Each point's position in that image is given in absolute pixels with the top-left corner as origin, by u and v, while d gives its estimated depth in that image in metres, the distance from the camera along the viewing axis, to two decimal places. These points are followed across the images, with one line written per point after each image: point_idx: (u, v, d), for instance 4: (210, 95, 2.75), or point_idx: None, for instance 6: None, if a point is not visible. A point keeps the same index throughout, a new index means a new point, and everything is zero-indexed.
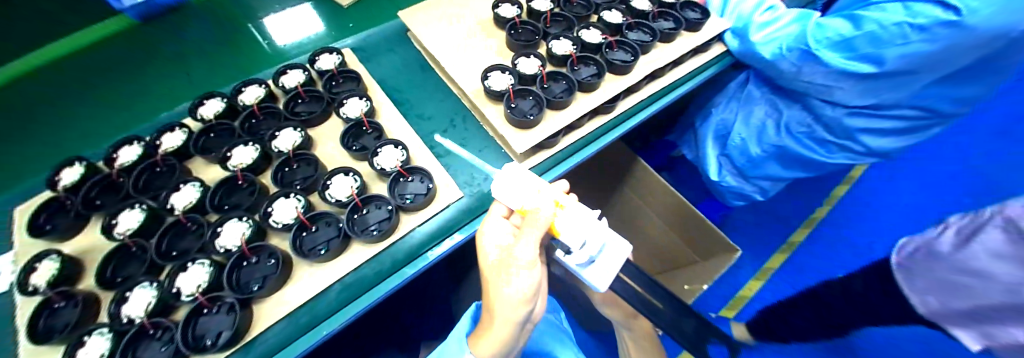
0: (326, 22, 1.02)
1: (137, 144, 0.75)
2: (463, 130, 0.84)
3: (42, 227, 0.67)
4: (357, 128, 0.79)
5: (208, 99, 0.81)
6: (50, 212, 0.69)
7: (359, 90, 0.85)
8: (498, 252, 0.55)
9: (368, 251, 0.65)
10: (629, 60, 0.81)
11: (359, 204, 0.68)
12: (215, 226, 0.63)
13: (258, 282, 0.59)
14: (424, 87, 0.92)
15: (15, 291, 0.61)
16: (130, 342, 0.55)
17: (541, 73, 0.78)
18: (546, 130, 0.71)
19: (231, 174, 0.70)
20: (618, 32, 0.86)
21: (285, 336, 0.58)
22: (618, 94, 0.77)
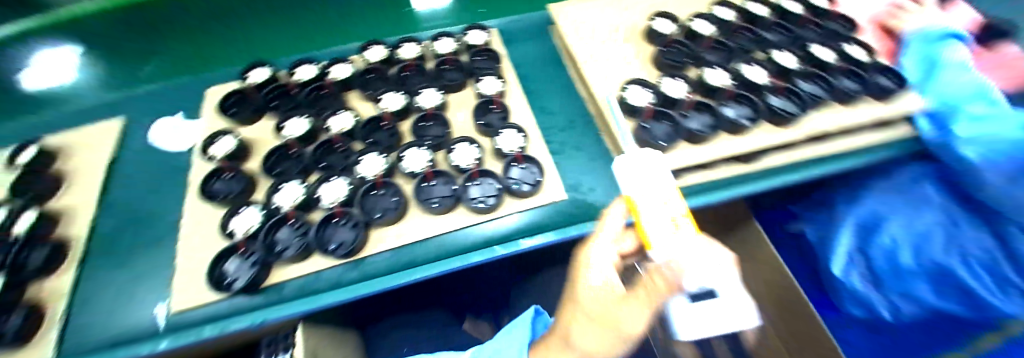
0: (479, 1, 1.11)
1: (313, 65, 0.88)
2: (581, 134, 0.83)
3: (229, 110, 0.81)
4: (486, 106, 0.82)
5: (372, 47, 0.91)
6: (236, 99, 0.84)
7: (495, 70, 0.89)
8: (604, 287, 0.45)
9: (472, 218, 0.68)
10: (795, 109, 0.71)
11: (474, 174, 0.71)
12: (358, 154, 0.73)
13: (381, 213, 0.66)
14: (553, 81, 0.92)
15: (199, 152, 0.76)
16: (273, 226, 0.63)
17: (687, 99, 0.73)
18: (674, 160, 0.66)
19: (378, 114, 0.79)
20: (787, 76, 0.78)
21: (385, 265, 0.64)
22: (769, 147, 0.68)
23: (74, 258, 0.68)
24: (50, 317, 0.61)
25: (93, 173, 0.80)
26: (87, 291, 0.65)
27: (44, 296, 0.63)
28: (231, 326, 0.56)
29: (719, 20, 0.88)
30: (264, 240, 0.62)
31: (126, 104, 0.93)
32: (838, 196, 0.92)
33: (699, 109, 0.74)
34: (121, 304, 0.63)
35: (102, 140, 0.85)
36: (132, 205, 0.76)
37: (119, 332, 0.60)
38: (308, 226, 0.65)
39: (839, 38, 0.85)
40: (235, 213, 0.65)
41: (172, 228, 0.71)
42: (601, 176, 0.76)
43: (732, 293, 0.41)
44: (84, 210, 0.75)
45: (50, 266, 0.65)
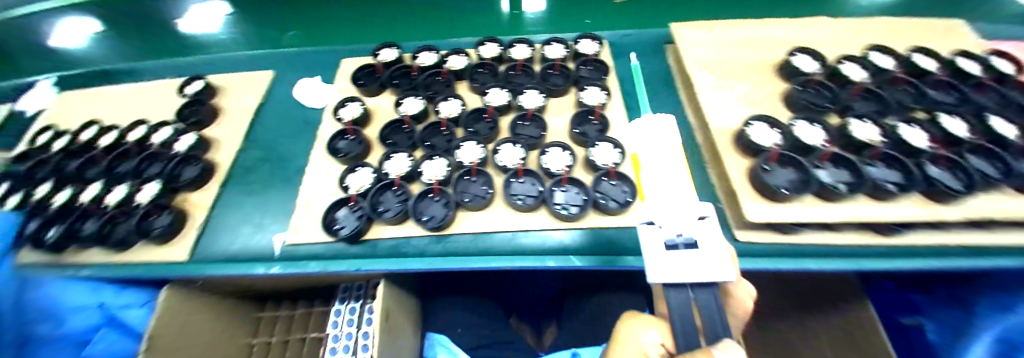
0: (593, 12, 1.10)
1: (432, 53, 0.92)
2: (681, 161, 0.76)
3: (358, 81, 0.90)
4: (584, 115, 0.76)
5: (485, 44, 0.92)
6: (365, 71, 0.92)
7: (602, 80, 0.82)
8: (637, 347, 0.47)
9: (555, 224, 0.67)
10: (961, 187, 0.59)
11: (564, 180, 0.69)
12: (459, 141, 0.76)
13: (470, 198, 0.70)
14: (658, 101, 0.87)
15: (327, 111, 0.86)
16: (381, 188, 0.70)
17: (824, 149, 0.63)
18: (798, 212, 0.57)
19: (483, 107, 0.81)
20: (955, 144, 0.66)
21: (467, 244, 0.67)
22: (918, 223, 0.57)
23: (216, 180, 0.79)
24: (191, 224, 0.73)
25: (238, 109, 0.92)
26: (218, 209, 0.76)
27: (189, 207, 0.76)
28: (334, 266, 0.64)
29: (877, 68, 0.77)
30: (369, 201, 0.68)
31: (273, 60, 1.06)
32: (980, 300, 0.72)
33: (834, 159, 0.64)
34: (243, 228, 0.73)
35: (251, 84, 0.98)
36: (262, 143, 0.86)
37: (238, 251, 0.70)
38: (409, 195, 0.71)
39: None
40: (350, 171, 0.73)
41: (295, 172, 0.80)
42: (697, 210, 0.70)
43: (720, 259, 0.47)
44: (228, 140, 0.86)
45: (197, 183, 0.77)
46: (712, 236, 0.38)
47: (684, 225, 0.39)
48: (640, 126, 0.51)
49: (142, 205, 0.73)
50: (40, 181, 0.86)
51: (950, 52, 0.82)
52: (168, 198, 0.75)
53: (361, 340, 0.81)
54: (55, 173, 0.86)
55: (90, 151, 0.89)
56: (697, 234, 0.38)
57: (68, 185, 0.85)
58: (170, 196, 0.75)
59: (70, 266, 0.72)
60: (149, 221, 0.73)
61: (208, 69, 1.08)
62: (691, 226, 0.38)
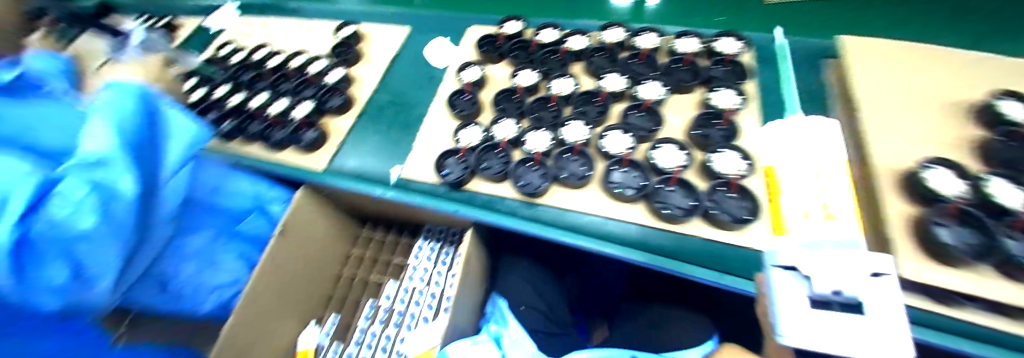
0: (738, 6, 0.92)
1: (554, 31, 0.90)
2: None
3: (480, 49, 0.94)
4: (710, 118, 0.70)
5: (610, 28, 0.86)
6: (487, 40, 0.95)
7: (736, 86, 0.72)
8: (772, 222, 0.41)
9: (649, 221, 0.64)
10: None
11: (674, 180, 0.65)
12: (565, 120, 0.75)
13: (567, 175, 0.70)
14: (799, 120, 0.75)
15: (450, 70, 0.93)
16: (489, 146, 0.75)
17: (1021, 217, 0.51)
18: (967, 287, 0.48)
19: (596, 89, 0.77)
20: None
21: (556, 216, 0.69)
22: None
23: (353, 111, 0.92)
24: (328, 142, 0.87)
25: (378, 56, 1.03)
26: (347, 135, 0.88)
27: (329, 129, 0.89)
28: (437, 204, 0.73)
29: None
30: (474, 158, 0.75)
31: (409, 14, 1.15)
32: None
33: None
34: (368, 155, 0.84)
35: (389, 35, 1.08)
36: (390, 87, 0.96)
37: (360, 172, 0.82)
38: (512, 160, 0.74)
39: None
40: (463, 127, 0.79)
41: (412, 119, 0.88)
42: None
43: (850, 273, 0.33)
44: (366, 80, 0.98)
45: (342, 110, 0.91)
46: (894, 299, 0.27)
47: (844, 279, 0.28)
48: (781, 128, 0.46)
49: (297, 119, 0.88)
50: (219, 83, 1.03)
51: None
52: (316, 117, 0.90)
53: (435, 276, 0.93)
54: (234, 80, 1.03)
55: (261, 68, 1.06)
56: (874, 292, 0.27)
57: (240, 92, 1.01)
58: (317, 117, 0.90)
59: (237, 155, 0.90)
60: (297, 134, 0.87)
61: (355, 15, 1.21)
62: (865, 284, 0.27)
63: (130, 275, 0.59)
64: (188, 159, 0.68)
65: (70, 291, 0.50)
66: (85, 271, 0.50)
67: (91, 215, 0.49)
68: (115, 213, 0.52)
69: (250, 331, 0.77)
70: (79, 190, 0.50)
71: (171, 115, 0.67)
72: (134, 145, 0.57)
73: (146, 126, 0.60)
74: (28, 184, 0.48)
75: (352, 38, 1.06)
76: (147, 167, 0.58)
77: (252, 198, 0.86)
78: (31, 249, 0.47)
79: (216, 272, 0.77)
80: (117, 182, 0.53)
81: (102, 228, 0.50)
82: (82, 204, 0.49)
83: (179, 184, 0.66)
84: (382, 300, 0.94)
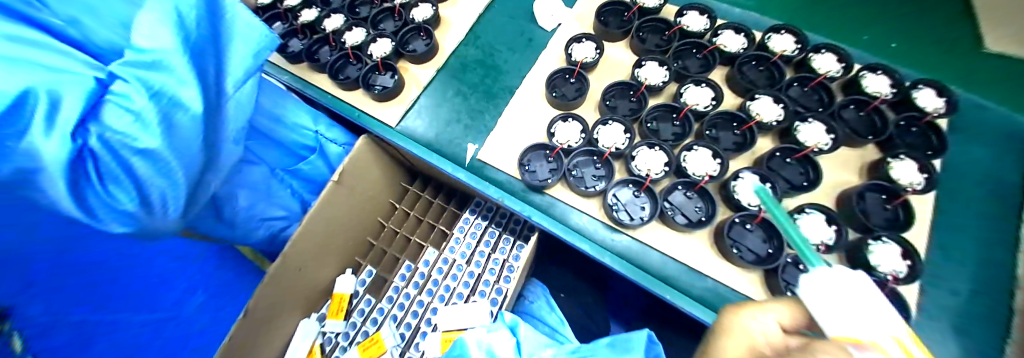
0: (934, 43, 0.67)
1: (703, 18, 0.73)
2: (984, 317, 0.52)
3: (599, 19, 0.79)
4: (880, 193, 0.55)
5: (779, 31, 0.68)
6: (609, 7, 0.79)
7: (928, 158, 0.56)
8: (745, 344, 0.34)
9: (759, 296, 0.54)
10: None
11: (812, 260, 0.53)
12: (691, 144, 0.61)
13: (675, 211, 0.59)
14: (996, 219, 0.57)
15: (557, 40, 0.78)
16: (588, 152, 0.64)
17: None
18: None
19: (740, 112, 0.62)
20: None
21: (642, 253, 0.59)
22: None
23: (438, 62, 0.79)
24: (405, 92, 0.76)
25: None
26: (428, 91, 0.78)
27: (407, 77, 0.78)
28: (509, 201, 0.63)
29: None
30: (568, 162, 0.64)
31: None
32: None
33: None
34: (450, 125, 0.74)
35: None
36: (482, 43, 0.82)
37: (435, 141, 0.73)
38: (612, 176, 0.63)
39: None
40: (562, 120, 0.68)
41: (500, 91, 0.76)
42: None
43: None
44: (457, 25, 0.83)
45: (426, 57, 0.78)
46: None
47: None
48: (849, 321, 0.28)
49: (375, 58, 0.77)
50: None
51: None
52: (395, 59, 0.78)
53: (476, 257, 0.87)
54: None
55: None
56: None
57: (313, 5, 0.87)
58: (395, 59, 0.78)
59: (299, 79, 0.80)
60: (372, 76, 0.77)
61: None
62: None
63: (198, 203, 0.52)
64: (256, 73, 0.54)
65: (137, 219, 0.42)
66: (152, 197, 0.41)
67: (154, 131, 0.39)
68: (180, 131, 0.41)
69: (293, 269, 0.75)
70: (137, 98, 0.39)
71: (235, 13, 0.51)
72: (194, 42, 0.45)
73: (209, 23, 0.48)
74: (85, 85, 0.38)
75: None
76: (207, 75, 0.46)
77: (312, 136, 0.78)
78: (92, 165, 0.37)
79: (270, 204, 0.75)
80: (179, 92, 0.41)
81: (167, 148, 0.40)
82: (142, 116, 0.39)
83: (250, 103, 0.54)
84: (420, 265, 0.88)
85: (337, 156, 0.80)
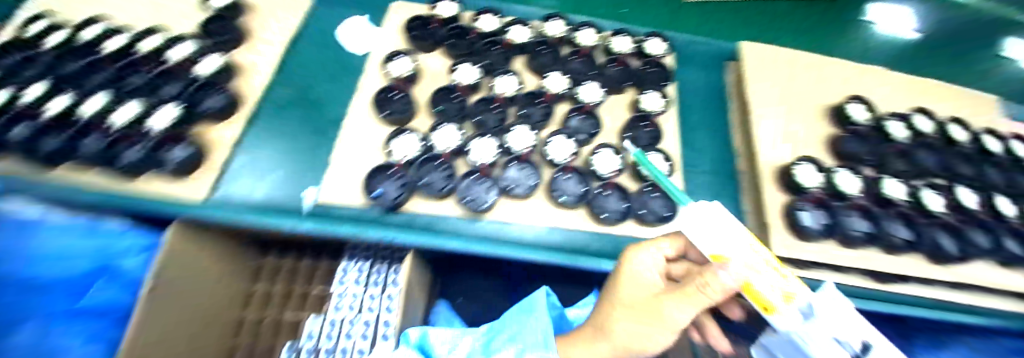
0: (644, 10, 0.90)
1: (492, 17, 0.85)
2: (723, 181, 0.77)
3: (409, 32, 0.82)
4: (639, 121, 0.77)
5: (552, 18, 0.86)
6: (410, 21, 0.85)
7: (662, 87, 0.80)
8: (640, 283, 0.54)
9: (591, 226, 0.71)
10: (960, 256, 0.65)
11: (609, 183, 0.73)
12: (511, 124, 0.75)
13: (514, 185, 0.71)
14: (711, 117, 0.84)
15: (372, 60, 0.80)
16: (427, 159, 0.69)
17: (895, 206, 0.68)
18: (817, 251, 0.62)
19: (540, 90, 0.79)
20: (969, 219, 0.69)
21: (498, 230, 0.69)
22: (906, 277, 0.65)
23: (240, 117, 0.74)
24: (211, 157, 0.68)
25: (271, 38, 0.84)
26: (242, 150, 0.73)
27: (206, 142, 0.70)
28: (367, 233, 0.63)
29: (917, 130, 0.75)
30: (414, 172, 0.68)
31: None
32: None
33: (892, 216, 0.68)
34: (291, 175, 0.72)
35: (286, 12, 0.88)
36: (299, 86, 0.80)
37: (274, 199, 0.69)
38: (456, 174, 0.69)
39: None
40: (396, 136, 0.70)
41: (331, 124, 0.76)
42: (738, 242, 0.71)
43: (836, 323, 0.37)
44: (259, 72, 0.80)
45: (222, 114, 0.72)
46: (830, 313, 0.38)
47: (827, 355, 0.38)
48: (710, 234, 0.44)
49: (156, 132, 0.66)
50: (32, 79, 0.72)
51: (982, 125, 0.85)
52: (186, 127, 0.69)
53: (367, 301, 0.83)
54: (52, 73, 0.72)
55: (95, 53, 0.76)
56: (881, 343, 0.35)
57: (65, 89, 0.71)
58: (186, 126, 0.68)
59: (40, 181, 0.60)
60: (159, 153, 0.64)
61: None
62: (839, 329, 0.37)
63: None
64: None
65: None
66: None
67: None
68: None
69: None
70: None
71: None
72: None
73: None
74: None
75: (226, 12, 0.84)
76: None
77: (106, 250, 0.62)
78: None
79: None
80: None
81: None
82: None
83: None
84: (303, 341, 0.78)
85: (137, 267, 0.64)
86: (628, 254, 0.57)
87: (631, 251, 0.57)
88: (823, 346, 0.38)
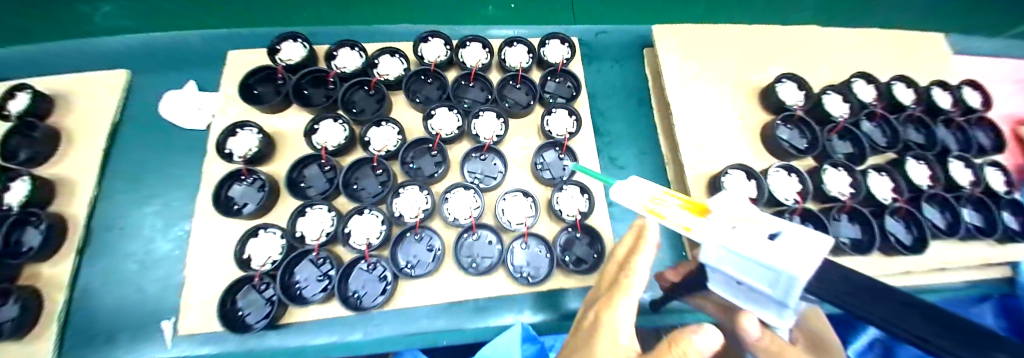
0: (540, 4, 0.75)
1: (354, 52, 0.72)
2: None
3: (252, 92, 0.70)
4: (549, 149, 0.66)
5: (427, 41, 0.73)
6: (259, 77, 0.71)
7: (570, 102, 0.69)
8: (617, 352, 0.42)
9: (511, 288, 0.61)
10: (909, 243, 0.62)
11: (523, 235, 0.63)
12: (397, 187, 0.64)
13: (412, 263, 0.62)
14: (634, 120, 0.72)
15: (217, 138, 0.66)
16: (298, 256, 0.60)
17: (842, 203, 0.61)
18: None
19: (427, 135, 0.67)
20: (916, 198, 0.65)
21: (404, 321, 0.60)
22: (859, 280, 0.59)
23: (69, 249, 0.64)
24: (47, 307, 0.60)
25: (88, 140, 0.70)
26: (84, 287, 0.64)
27: (43, 283, 0.61)
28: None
29: (860, 102, 0.69)
30: (282, 278, 0.58)
31: (111, 57, 0.77)
32: None
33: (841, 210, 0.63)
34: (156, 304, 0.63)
35: (113, 97, 0.73)
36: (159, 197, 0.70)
37: (137, 339, 0.60)
38: (338, 264, 0.60)
39: (979, 152, 0.74)
40: (253, 235, 0.61)
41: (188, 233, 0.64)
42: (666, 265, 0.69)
43: (758, 230, 0.30)
44: (88, 185, 0.67)
45: (49, 249, 0.61)
46: (753, 231, 0.30)
47: (746, 246, 0.29)
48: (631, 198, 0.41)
49: None
50: None
51: (927, 82, 0.78)
52: (8, 278, 0.59)
53: None
54: None
55: None
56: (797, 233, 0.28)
57: None
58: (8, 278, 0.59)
59: None
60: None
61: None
62: (761, 236, 0.29)
63: None
64: None
65: None
66: None
67: None
68: None
69: None
70: None
71: None
72: None
73: None
74: None
75: (26, 116, 0.67)
76: None
77: None
78: None
79: None
80: None
81: None
82: None
83: None
84: None
85: None
86: (601, 315, 0.44)
87: (603, 305, 0.44)
88: (751, 254, 0.29)
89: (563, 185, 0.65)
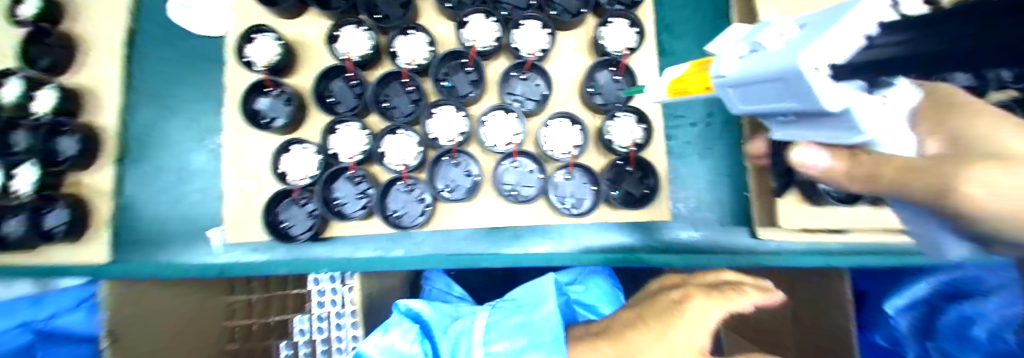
0: None
1: None
2: (712, 136, 0.64)
3: None
4: (604, 68, 0.58)
5: None
6: None
7: (632, 9, 0.58)
8: (691, 345, 0.48)
9: (551, 217, 0.60)
10: None
11: (570, 167, 0.59)
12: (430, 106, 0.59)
13: (450, 187, 0.59)
14: (703, 40, 0.62)
15: (235, 44, 0.60)
16: (334, 176, 0.58)
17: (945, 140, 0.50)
18: (835, 224, 0.54)
19: (462, 47, 0.59)
20: None
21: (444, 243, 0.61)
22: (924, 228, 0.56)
23: (108, 158, 0.64)
24: (100, 213, 0.63)
25: (99, 43, 0.64)
26: (130, 196, 0.66)
27: (88, 192, 0.63)
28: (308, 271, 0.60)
29: None
30: (324, 195, 0.57)
31: None
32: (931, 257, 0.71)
33: None
34: (204, 214, 0.66)
35: None
36: (187, 110, 0.67)
37: (194, 244, 0.64)
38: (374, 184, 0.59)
39: None
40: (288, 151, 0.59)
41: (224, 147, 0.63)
42: (727, 208, 0.64)
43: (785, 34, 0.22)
44: (111, 95, 0.64)
45: (86, 159, 0.61)
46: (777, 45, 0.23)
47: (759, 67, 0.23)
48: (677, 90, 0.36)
49: None
50: None
51: None
52: (53, 186, 0.61)
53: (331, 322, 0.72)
54: None
55: None
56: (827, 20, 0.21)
57: None
58: (51, 183, 0.60)
59: None
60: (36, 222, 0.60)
61: None
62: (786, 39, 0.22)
63: None
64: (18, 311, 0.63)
65: None
66: None
67: None
68: None
69: None
70: None
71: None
72: None
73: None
74: None
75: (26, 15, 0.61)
76: None
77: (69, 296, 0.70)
78: None
79: None
80: None
81: None
82: None
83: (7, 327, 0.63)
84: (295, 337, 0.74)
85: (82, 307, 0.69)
86: (688, 301, 0.50)
87: (692, 294, 0.51)
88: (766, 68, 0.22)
89: (614, 113, 0.59)
